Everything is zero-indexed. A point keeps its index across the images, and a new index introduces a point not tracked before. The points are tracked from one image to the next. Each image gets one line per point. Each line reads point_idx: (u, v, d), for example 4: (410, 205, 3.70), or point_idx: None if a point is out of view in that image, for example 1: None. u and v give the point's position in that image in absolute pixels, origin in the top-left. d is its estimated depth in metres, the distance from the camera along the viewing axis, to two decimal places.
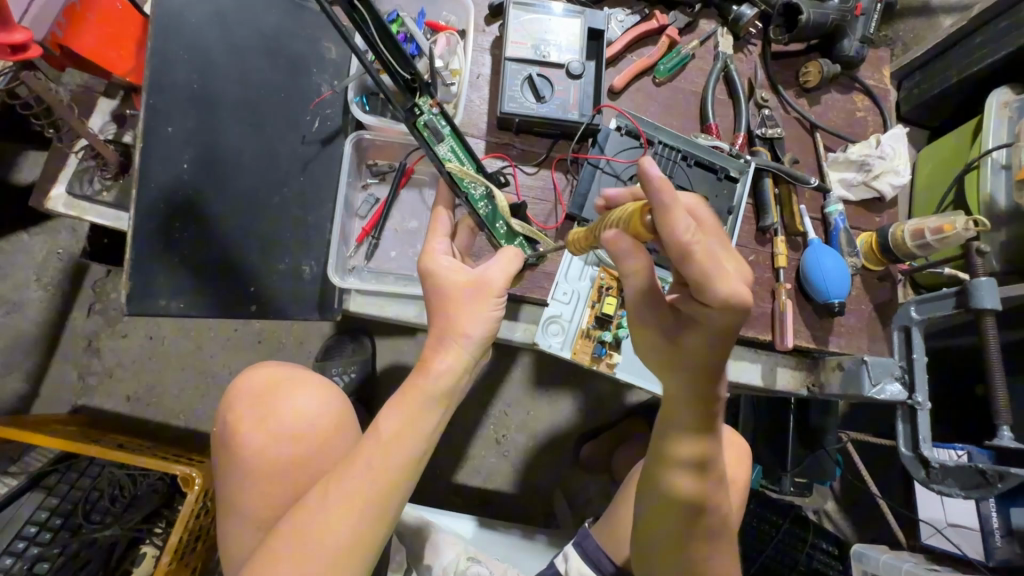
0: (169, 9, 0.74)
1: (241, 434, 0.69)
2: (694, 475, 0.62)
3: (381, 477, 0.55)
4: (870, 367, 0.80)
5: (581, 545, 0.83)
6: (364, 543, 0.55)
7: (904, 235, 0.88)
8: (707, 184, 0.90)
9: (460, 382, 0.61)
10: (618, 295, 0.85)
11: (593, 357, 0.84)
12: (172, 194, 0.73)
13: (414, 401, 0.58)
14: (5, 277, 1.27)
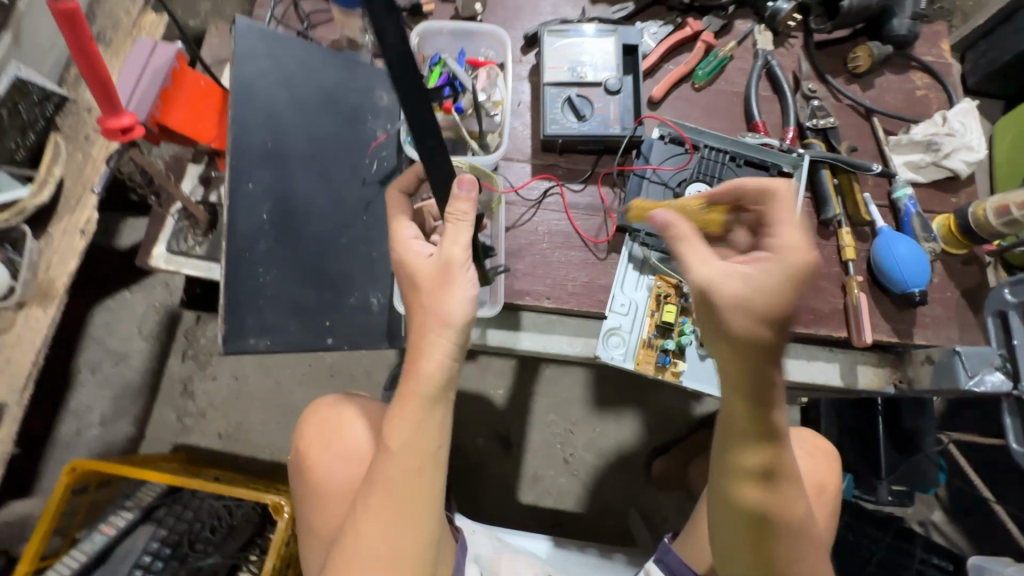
0: (243, 79, 0.77)
1: (309, 457, 0.74)
2: (767, 490, 0.59)
3: (407, 487, 0.57)
4: (964, 358, 0.76)
5: (664, 561, 0.80)
6: (403, 553, 0.57)
7: (986, 213, 0.82)
8: None
9: (454, 379, 0.60)
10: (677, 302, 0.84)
11: (657, 366, 0.83)
12: (255, 242, 0.76)
13: (414, 408, 0.58)
14: (114, 331, 1.42)
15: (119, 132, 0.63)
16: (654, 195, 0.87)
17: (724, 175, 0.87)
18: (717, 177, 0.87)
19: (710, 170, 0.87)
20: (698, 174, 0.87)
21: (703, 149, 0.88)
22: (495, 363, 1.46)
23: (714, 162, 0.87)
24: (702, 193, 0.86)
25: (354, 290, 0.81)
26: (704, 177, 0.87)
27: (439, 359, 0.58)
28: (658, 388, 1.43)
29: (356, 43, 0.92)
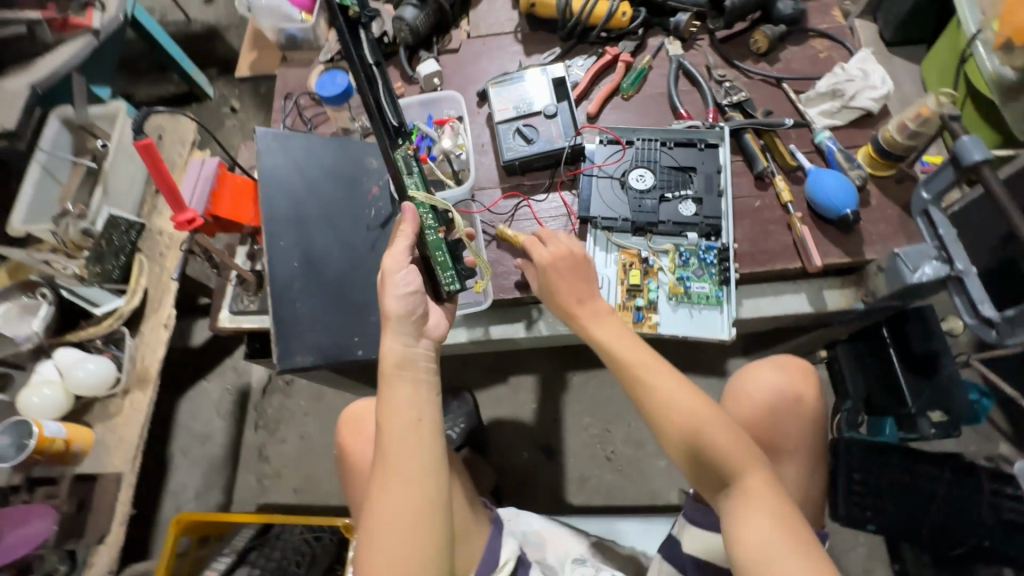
0: (266, 170, 0.96)
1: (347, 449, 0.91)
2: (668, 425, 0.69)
3: (398, 443, 0.67)
4: (903, 256, 0.85)
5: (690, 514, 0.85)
6: (414, 505, 0.64)
7: (892, 133, 0.93)
8: (692, 156, 1.03)
9: (412, 354, 0.73)
10: (640, 266, 0.98)
11: (634, 323, 0.96)
12: (287, 286, 0.93)
13: (389, 381, 0.70)
14: (197, 416, 1.66)
15: (186, 224, 0.87)
16: (604, 186, 1.03)
17: (659, 157, 1.03)
18: (653, 159, 1.03)
19: (647, 156, 1.03)
20: (636, 161, 1.03)
21: (636, 142, 1.04)
22: (524, 380, 1.59)
23: (649, 150, 1.04)
24: (643, 174, 1.02)
25: (374, 310, 0.95)
26: (642, 163, 1.03)
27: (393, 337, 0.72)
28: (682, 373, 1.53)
29: (349, 129, 1.17)
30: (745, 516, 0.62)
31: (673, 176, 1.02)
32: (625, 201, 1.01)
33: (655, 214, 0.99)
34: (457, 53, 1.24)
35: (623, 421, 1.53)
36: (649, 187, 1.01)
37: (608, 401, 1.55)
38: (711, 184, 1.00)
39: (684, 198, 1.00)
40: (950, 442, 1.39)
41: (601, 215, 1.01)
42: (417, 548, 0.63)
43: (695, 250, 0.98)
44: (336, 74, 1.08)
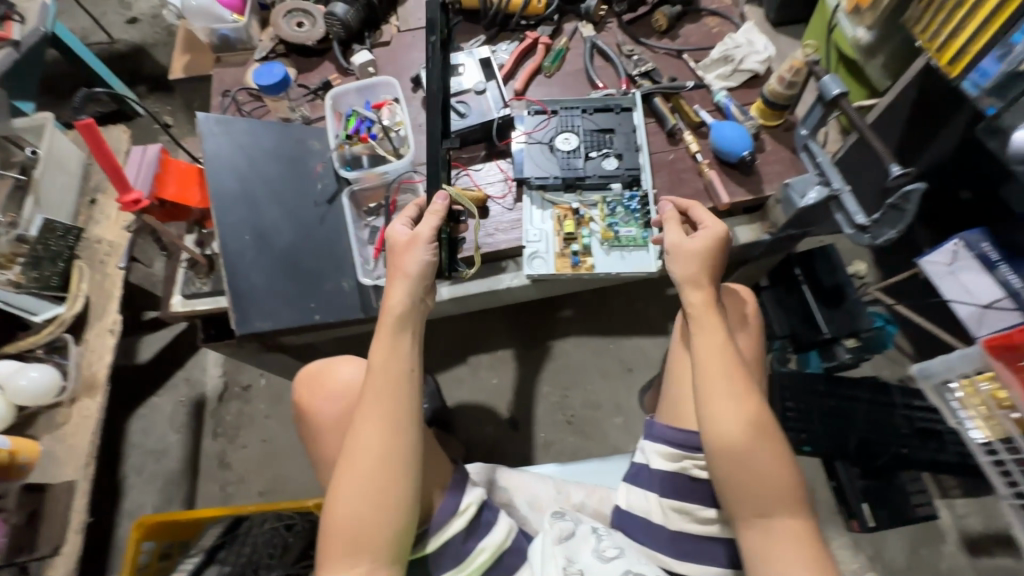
0: (211, 155, 1.02)
1: (308, 405, 0.91)
2: (733, 415, 0.76)
3: (387, 395, 0.76)
4: (792, 186, 0.99)
5: (649, 433, 0.89)
6: (392, 449, 0.74)
7: (774, 85, 1.08)
8: (610, 119, 1.14)
9: (413, 309, 0.82)
10: (573, 217, 1.10)
11: (573, 267, 1.07)
12: (239, 257, 0.98)
13: (387, 335, 0.80)
14: (150, 432, 1.61)
15: (132, 204, 0.89)
16: (535, 151, 1.12)
17: (581, 121, 1.14)
18: (576, 124, 1.14)
19: (571, 122, 1.14)
20: (561, 127, 1.13)
21: (560, 112, 1.15)
22: (482, 358, 1.66)
23: (572, 117, 1.15)
24: (568, 138, 1.12)
25: (328, 279, 1.00)
26: (567, 128, 1.13)
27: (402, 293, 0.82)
28: (629, 336, 1.66)
29: (289, 119, 1.22)
30: (779, 544, 0.72)
31: (595, 137, 1.13)
32: (554, 162, 1.11)
33: (582, 171, 1.10)
34: (389, 45, 1.32)
35: (579, 385, 1.62)
36: (574, 148, 1.11)
37: (563, 369, 1.64)
38: (628, 142, 1.12)
39: (606, 155, 1.11)
40: (866, 369, 1.56)
41: (534, 175, 1.10)
42: (386, 487, 0.72)
43: (619, 200, 1.10)
44: (273, 66, 1.13)
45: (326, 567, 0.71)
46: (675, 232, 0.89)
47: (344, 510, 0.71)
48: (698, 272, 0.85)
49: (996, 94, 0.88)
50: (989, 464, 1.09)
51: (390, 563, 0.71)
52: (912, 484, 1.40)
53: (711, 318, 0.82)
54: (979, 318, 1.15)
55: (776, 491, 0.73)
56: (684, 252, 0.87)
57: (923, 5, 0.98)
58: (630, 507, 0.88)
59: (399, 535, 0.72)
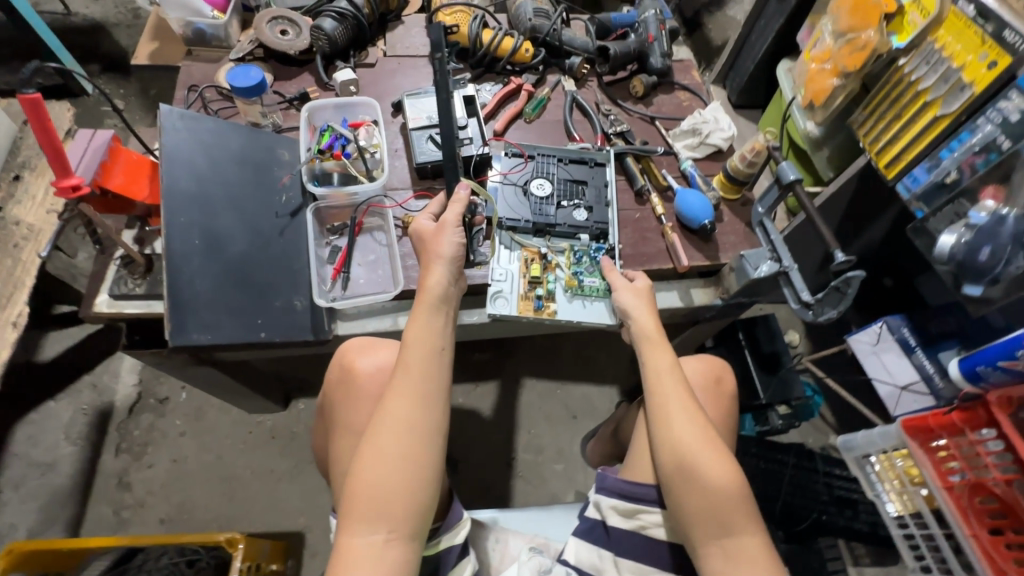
0: (167, 147, 0.91)
1: (353, 369, 0.84)
2: (693, 441, 0.79)
3: (422, 368, 0.75)
4: (747, 258, 1.06)
5: (605, 485, 0.87)
6: (421, 421, 0.71)
7: (737, 163, 1.16)
8: (584, 171, 1.18)
9: (449, 293, 0.83)
10: (541, 261, 1.10)
11: (535, 310, 1.06)
12: (187, 258, 0.87)
13: (423, 312, 0.80)
14: (40, 442, 1.43)
15: (70, 190, 0.81)
16: (509, 192, 1.14)
17: (556, 169, 1.17)
18: (551, 171, 1.16)
19: (546, 169, 1.16)
20: (536, 172, 1.15)
21: (537, 157, 1.18)
22: None
23: (547, 164, 1.17)
24: (542, 183, 1.14)
25: (279, 294, 0.95)
26: (541, 174, 1.15)
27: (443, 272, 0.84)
28: (577, 382, 1.67)
29: (259, 125, 1.17)
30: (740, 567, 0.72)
31: (568, 186, 1.15)
32: (527, 205, 1.12)
33: (554, 218, 1.11)
34: (374, 67, 1.31)
35: (522, 428, 1.60)
36: (548, 195, 1.13)
37: (508, 410, 1.62)
38: (600, 195, 1.15)
39: (577, 205, 1.14)
40: (794, 435, 1.65)
41: (505, 216, 1.11)
42: (412, 457, 0.69)
43: (586, 251, 1.12)
44: (249, 69, 1.09)
45: (344, 534, 0.65)
46: (618, 277, 1.01)
47: (369, 479, 0.67)
48: (648, 306, 0.96)
49: (924, 200, 0.98)
50: (901, 537, 1.15)
51: (408, 538, 0.66)
52: (829, 550, 1.47)
53: (661, 342, 0.90)
54: (897, 399, 1.24)
55: (736, 515, 0.74)
56: (634, 288, 0.99)
57: (866, 111, 1.09)
58: (584, 562, 0.85)
59: (423, 509, 0.68)
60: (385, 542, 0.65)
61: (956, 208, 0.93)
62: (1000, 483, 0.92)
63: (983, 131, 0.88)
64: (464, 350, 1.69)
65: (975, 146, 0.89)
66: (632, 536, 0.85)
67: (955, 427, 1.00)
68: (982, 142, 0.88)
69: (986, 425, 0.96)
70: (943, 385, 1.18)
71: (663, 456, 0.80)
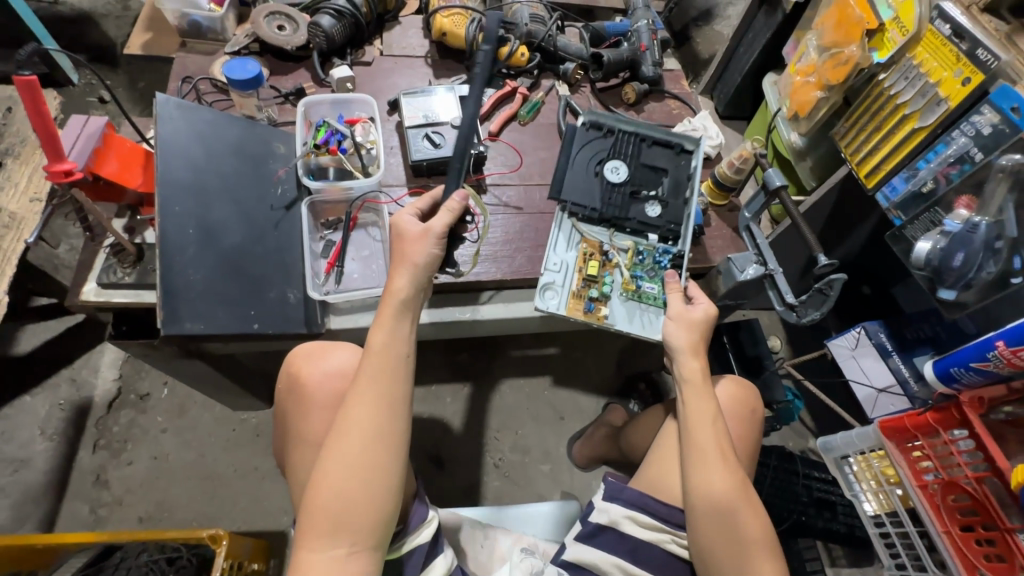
0: (164, 134, 0.90)
1: (301, 378, 0.82)
2: (720, 473, 0.80)
3: (382, 382, 0.77)
4: (734, 261, 1.08)
5: (625, 495, 0.87)
6: (388, 426, 0.75)
7: (726, 169, 1.19)
8: (666, 157, 1.07)
9: (415, 297, 0.86)
10: (600, 258, 1.05)
11: (585, 312, 1.02)
12: (183, 248, 0.86)
13: (390, 318, 0.82)
14: (14, 438, 1.39)
15: (62, 175, 0.80)
16: (580, 171, 1.05)
17: (636, 149, 1.06)
18: (629, 151, 1.06)
19: (624, 148, 1.07)
20: (614, 151, 1.06)
21: (617, 132, 1.07)
22: (415, 391, 1.62)
23: (628, 142, 1.06)
24: (617, 166, 1.05)
25: (273, 286, 0.94)
26: (619, 155, 1.06)
27: (406, 280, 0.85)
28: (564, 384, 1.69)
29: (254, 118, 1.17)
30: None
31: (646, 174, 1.06)
32: (598, 191, 1.05)
33: (625, 211, 1.04)
34: (370, 66, 1.32)
35: (510, 429, 1.61)
36: (621, 181, 1.04)
37: (496, 411, 1.63)
38: (678, 189, 1.05)
39: (651, 198, 1.05)
40: (774, 438, 1.68)
41: (572, 200, 1.04)
42: (373, 473, 0.72)
43: (652, 250, 1.05)
44: (247, 62, 1.09)
45: (304, 551, 0.69)
46: (677, 301, 0.95)
47: (333, 488, 0.71)
48: (699, 342, 0.91)
49: (902, 208, 1.02)
50: (876, 535, 1.18)
51: (370, 551, 0.70)
52: (808, 551, 1.50)
53: (707, 387, 0.87)
54: (874, 401, 1.28)
55: (755, 545, 0.77)
56: (689, 320, 0.93)
57: (848, 123, 1.14)
58: (585, 564, 0.84)
59: (384, 520, 0.72)
60: (346, 557, 0.69)
61: (931, 216, 0.97)
62: (971, 480, 0.95)
63: (957, 144, 0.92)
64: (452, 350, 1.69)
65: (950, 157, 0.93)
66: (624, 535, 0.85)
67: (929, 428, 1.04)
68: (956, 154, 0.92)
69: (959, 425, 0.99)
70: (918, 387, 1.22)
71: (695, 510, 0.80)
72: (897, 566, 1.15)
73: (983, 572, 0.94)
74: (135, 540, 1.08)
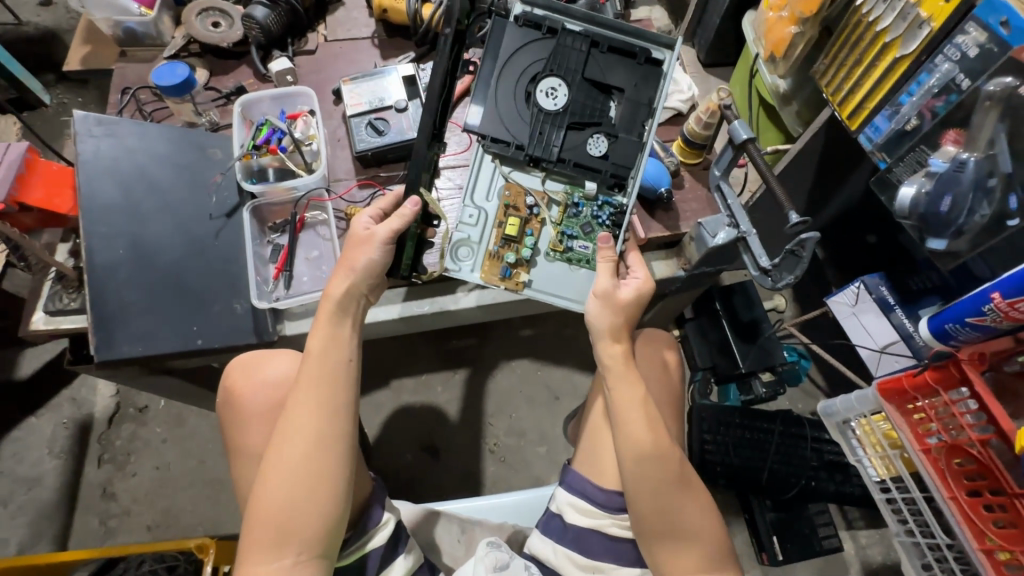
0: (89, 156, 0.93)
1: (236, 393, 0.82)
2: (656, 460, 0.76)
3: (322, 386, 0.75)
4: (705, 226, 1.00)
5: (566, 482, 0.87)
6: (329, 432, 0.73)
7: (694, 125, 1.10)
8: (628, 68, 0.94)
9: (355, 298, 0.83)
10: (523, 213, 0.96)
11: (501, 277, 0.96)
12: (112, 269, 0.90)
13: (327, 323, 0.79)
14: (25, 458, 1.44)
15: None
16: (507, 94, 0.95)
17: (582, 64, 0.93)
18: (573, 68, 0.93)
19: (570, 60, 0.93)
20: (554, 68, 0.93)
21: (561, 34, 0.93)
22: (406, 382, 1.61)
23: (574, 49, 0.93)
24: (555, 88, 0.93)
25: (217, 299, 0.93)
26: (559, 72, 0.93)
27: (341, 282, 0.82)
28: (558, 363, 1.65)
29: (194, 123, 1.14)
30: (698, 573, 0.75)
31: (590, 99, 0.94)
32: (526, 119, 0.94)
33: (558, 146, 0.94)
34: (314, 54, 1.26)
35: (503, 413, 1.58)
36: (560, 108, 0.93)
37: (490, 396, 1.60)
38: (633, 122, 0.94)
39: (596, 132, 0.94)
40: (782, 402, 1.60)
41: (491, 134, 0.94)
42: (315, 480, 0.70)
43: (589, 201, 0.98)
44: (175, 66, 1.04)
45: (248, 564, 0.68)
46: (605, 277, 0.87)
47: (274, 499, 0.69)
48: (622, 326, 0.85)
49: (886, 150, 0.92)
50: (882, 501, 1.11)
51: (317, 559, 0.69)
52: (820, 516, 1.43)
53: (631, 373, 0.81)
54: (877, 360, 1.20)
55: (694, 523, 0.76)
56: (616, 301, 0.86)
57: (828, 59, 1.02)
58: (540, 556, 0.85)
59: (330, 530, 0.70)
60: (290, 567, 0.67)
61: (917, 156, 0.87)
62: (975, 444, 0.88)
63: (941, 71, 0.82)
64: (441, 338, 1.66)
65: (933, 88, 0.83)
66: (588, 529, 0.82)
67: (929, 388, 0.96)
68: (940, 83, 0.82)
69: (962, 383, 0.91)
70: (922, 343, 1.11)
71: (637, 499, 0.76)
72: (907, 532, 1.08)
73: (993, 538, 0.87)
74: (131, 554, 1.11)
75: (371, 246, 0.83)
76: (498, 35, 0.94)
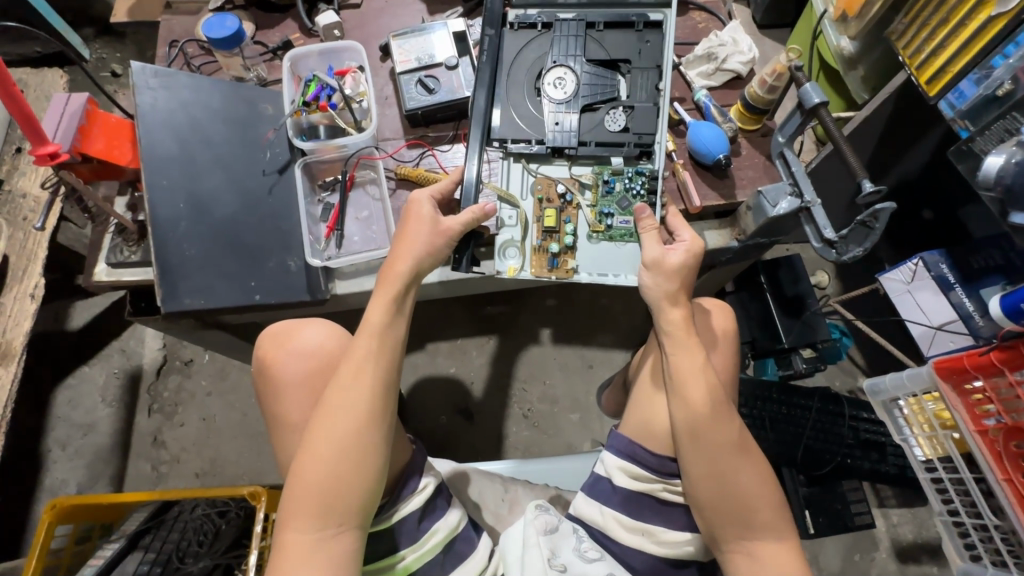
0: (145, 108, 0.93)
1: (271, 360, 0.84)
2: (722, 431, 0.76)
3: (370, 360, 0.76)
4: (765, 194, 0.93)
5: (614, 447, 0.87)
6: (372, 405, 0.74)
7: (756, 90, 1.05)
8: (631, 41, 0.95)
9: (418, 271, 0.82)
10: (557, 203, 0.95)
11: (549, 269, 0.94)
12: (173, 223, 0.91)
13: (383, 295, 0.80)
14: (78, 405, 1.51)
15: (48, 158, 0.81)
16: (519, 98, 0.96)
17: (582, 49, 0.95)
18: (575, 53, 0.95)
19: (569, 48, 0.95)
20: (558, 58, 0.95)
21: (555, 26, 0.96)
22: (441, 346, 1.62)
23: (572, 34, 0.95)
24: (562, 78, 0.94)
25: (272, 256, 0.94)
26: (563, 62, 0.95)
27: (411, 264, 0.81)
28: (594, 333, 1.64)
29: (243, 79, 1.13)
30: (757, 543, 0.74)
31: (599, 78, 0.94)
32: (541, 114, 0.94)
33: (576, 132, 0.93)
34: (359, 9, 1.22)
35: (538, 379, 1.59)
36: (569, 93, 0.94)
37: (522, 362, 1.61)
38: (647, 89, 0.94)
39: (614, 107, 0.94)
40: (819, 379, 1.58)
41: (509, 136, 0.94)
42: (360, 453, 0.72)
43: (619, 176, 0.95)
44: (225, 18, 1.02)
45: (289, 532, 0.69)
46: (653, 245, 0.85)
47: (315, 470, 0.70)
48: (678, 291, 0.83)
49: (969, 118, 0.88)
50: (926, 480, 1.10)
51: (356, 529, 0.71)
52: (853, 493, 1.43)
53: (692, 340, 0.80)
54: (931, 340, 1.17)
55: (753, 499, 0.75)
56: (665, 266, 0.83)
57: (908, 17, 0.94)
58: (583, 516, 0.85)
59: (369, 500, 0.72)
60: (330, 537, 0.69)
61: (1007, 125, 0.83)
62: None
63: None
64: (475, 304, 1.66)
65: None
66: (638, 494, 0.83)
67: (993, 368, 0.93)
68: None
69: None
70: (983, 322, 1.09)
71: (693, 462, 0.76)
72: (949, 511, 1.08)
73: None
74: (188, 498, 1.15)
75: (422, 226, 0.84)
76: (498, 45, 0.97)
